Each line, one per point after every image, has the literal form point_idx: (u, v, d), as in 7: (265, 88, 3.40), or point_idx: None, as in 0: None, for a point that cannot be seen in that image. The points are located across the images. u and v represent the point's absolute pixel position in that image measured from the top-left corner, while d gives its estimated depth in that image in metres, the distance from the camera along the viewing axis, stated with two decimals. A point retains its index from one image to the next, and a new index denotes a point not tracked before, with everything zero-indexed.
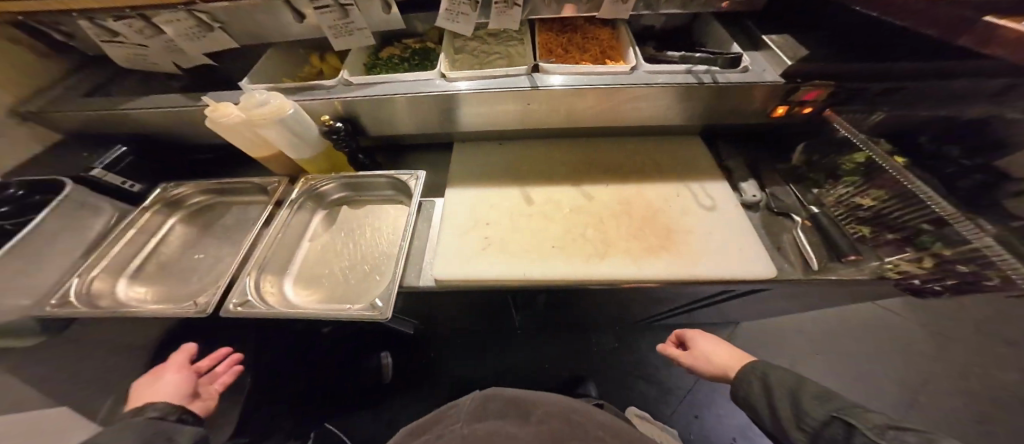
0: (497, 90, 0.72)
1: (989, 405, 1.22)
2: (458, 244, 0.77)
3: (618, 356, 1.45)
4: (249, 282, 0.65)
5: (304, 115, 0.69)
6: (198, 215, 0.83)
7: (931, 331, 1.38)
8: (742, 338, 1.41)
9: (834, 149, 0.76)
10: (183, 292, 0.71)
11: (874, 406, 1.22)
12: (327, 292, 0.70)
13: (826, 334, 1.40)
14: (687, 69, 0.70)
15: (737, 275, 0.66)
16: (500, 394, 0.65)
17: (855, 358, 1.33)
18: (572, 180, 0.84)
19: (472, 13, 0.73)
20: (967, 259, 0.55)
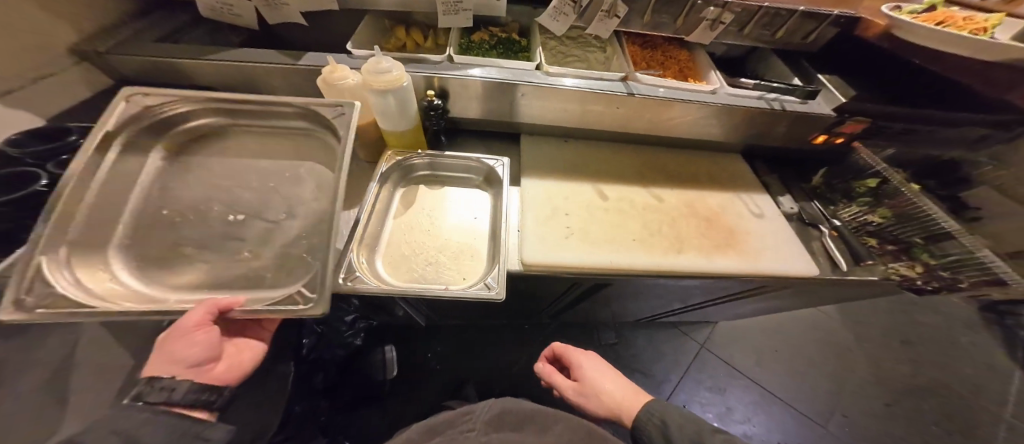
0: (599, 91, 0.79)
1: (921, 397, 1.46)
2: (543, 232, 0.80)
3: (622, 352, 1.52)
4: (350, 258, 0.64)
5: (410, 93, 0.67)
6: (205, 146, 0.64)
7: (865, 333, 1.61)
8: (720, 334, 1.58)
9: (852, 173, 0.92)
10: (229, 270, 0.52)
11: (820, 397, 1.43)
12: (421, 271, 0.69)
13: (785, 335, 1.58)
14: (760, 96, 0.83)
15: (794, 272, 0.77)
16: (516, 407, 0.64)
17: (806, 355, 1.54)
18: (640, 182, 0.92)
19: (573, 15, 0.78)
20: (952, 267, 0.76)
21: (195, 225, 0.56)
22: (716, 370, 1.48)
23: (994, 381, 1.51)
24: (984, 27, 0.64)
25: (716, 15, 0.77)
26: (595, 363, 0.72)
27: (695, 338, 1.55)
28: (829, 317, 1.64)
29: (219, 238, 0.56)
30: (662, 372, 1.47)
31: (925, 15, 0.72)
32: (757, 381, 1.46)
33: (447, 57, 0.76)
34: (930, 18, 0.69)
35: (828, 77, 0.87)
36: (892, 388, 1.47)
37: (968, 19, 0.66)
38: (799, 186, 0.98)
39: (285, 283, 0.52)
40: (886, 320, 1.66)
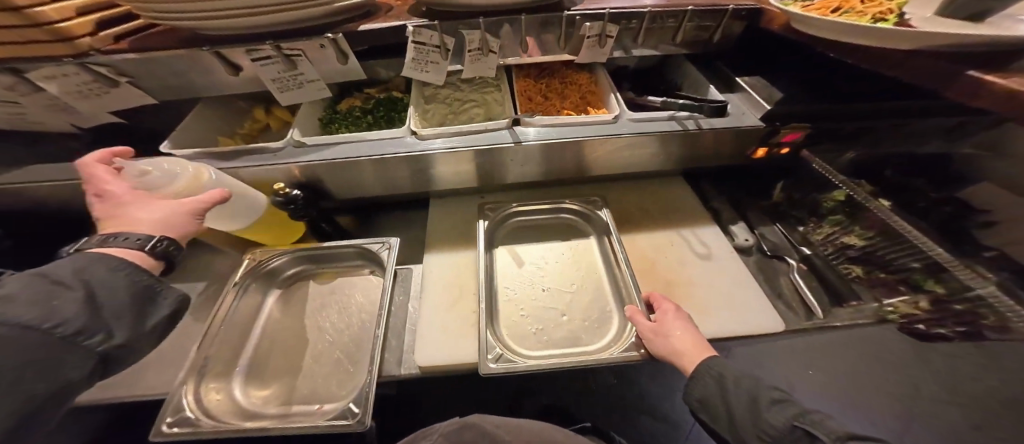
0: (478, 149, 0.67)
1: None
2: (442, 324, 0.65)
3: (616, 397, 1.26)
4: (185, 390, 0.52)
5: (232, 180, 0.58)
6: (447, 241, 0.78)
7: None
8: None
9: (815, 188, 0.75)
10: (609, 318, 0.63)
11: None
12: (291, 390, 0.58)
13: None
14: (670, 116, 0.70)
15: (750, 329, 0.61)
16: (479, 422, 0.56)
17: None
18: (563, 235, 0.78)
19: (442, 61, 0.68)
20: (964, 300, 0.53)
21: (589, 272, 0.71)
22: None
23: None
24: (889, 8, 0.49)
25: (599, 29, 0.67)
26: (682, 317, 0.55)
27: None
28: None
29: (589, 313, 0.64)
30: (672, 409, 1.22)
31: (818, 1, 0.59)
32: None
33: (290, 140, 0.66)
34: (822, 6, 0.56)
35: (749, 79, 0.74)
36: None
37: (868, 1, 0.53)
38: (753, 204, 0.82)
39: (597, 339, 0.60)
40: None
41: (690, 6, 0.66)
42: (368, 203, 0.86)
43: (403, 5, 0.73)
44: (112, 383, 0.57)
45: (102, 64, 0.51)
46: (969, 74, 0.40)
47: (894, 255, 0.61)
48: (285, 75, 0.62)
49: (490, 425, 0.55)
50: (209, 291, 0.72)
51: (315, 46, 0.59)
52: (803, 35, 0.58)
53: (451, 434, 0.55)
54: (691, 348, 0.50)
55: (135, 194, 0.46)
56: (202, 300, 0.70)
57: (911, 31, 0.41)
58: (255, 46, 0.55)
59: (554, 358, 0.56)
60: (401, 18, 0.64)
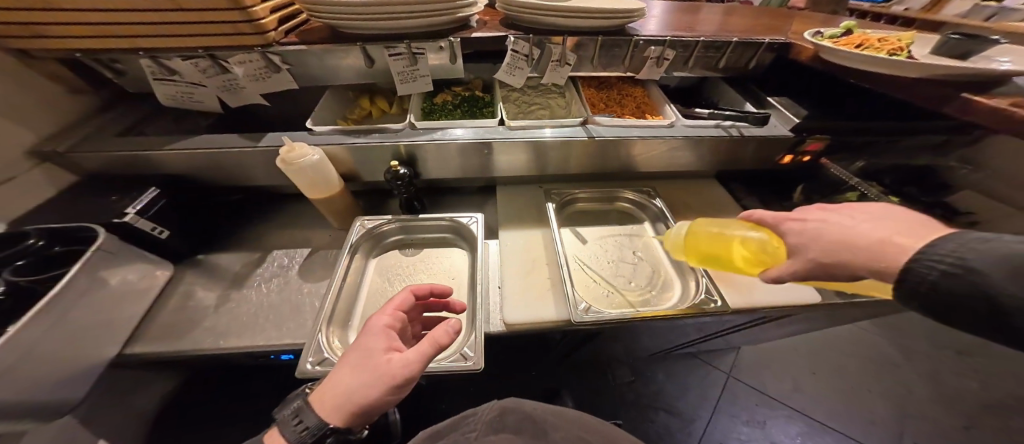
0: (559, 139, 0.80)
1: (1004, 422, 1.22)
2: (525, 287, 0.74)
3: (639, 391, 1.32)
4: (321, 337, 0.60)
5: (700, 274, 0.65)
6: (517, 221, 0.88)
7: (937, 353, 1.40)
8: (750, 358, 1.39)
9: (828, 190, 0.85)
10: (676, 287, 0.73)
11: (885, 425, 1.21)
12: None
13: (827, 353, 1.40)
14: (716, 124, 0.85)
15: (793, 301, 0.71)
16: (521, 405, 0.54)
17: (855, 379, 1.32)
18: (618, 220, 0.90)
19: (527, 68, 0.81)
20: None
21: (651, 250, 0.82)
22: (749, 403, 1.28)
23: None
24: (900, 46, 0.66)
25: (659, 53, 0.82)
26: (847, 216, 0.43)
27: (721, 368, 1.37)
28: (879, 335, 1.45)
29: (656, 280, 0.75)
30: (690, 405, 1.28)
31: (844, 38, 0.75)
32: (801, 411, 1.25)
33: (406, 124, 0.78)
34: (848, 42, 0.71)
35: (778, 100, 0.90)
36: (969, 415, 1.23)
37: (883, 41, 0.68)
38: (779, 205, 0.94)
39: (667, 297, 0.71)
40: (933, 330, 1.46)
41: (735, 37, 0.82)
42: (444, 187, 0.96)
43: (493, 18, 0.85)
44: (246, 333, 0.64)
45: (276, 53, 0.63)
46: (964, 96, 0.55)
47: None
48: (407, 69, 0.72)
49: (533, 409, 0.53)
50: (314, 257, 0.80)
51: (435, 48, 0.70)
52: (830, 65, 0.73)
53: (494, 422, 0.51)
54: (877, 241, 0.38)
55: (380, 330, 0.46)
56: (309, 264, 0.79)
57: (919, 63, 0.56)
58: (394, 43, 0.66)
59: (640, 314, 0.65)
60: (500, 29, 0.75)
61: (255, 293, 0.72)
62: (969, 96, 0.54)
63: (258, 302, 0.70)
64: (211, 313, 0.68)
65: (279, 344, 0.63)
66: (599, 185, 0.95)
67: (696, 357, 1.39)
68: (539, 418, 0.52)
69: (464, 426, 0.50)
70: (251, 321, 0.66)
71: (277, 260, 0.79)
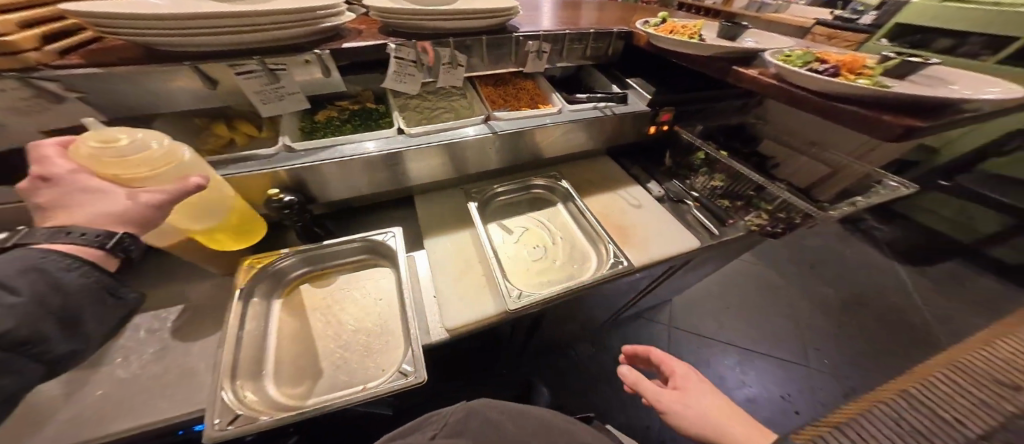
0: (458, 141, 0.79)
1: (834, 311, 1.83)
2: (457, 291, 0.72)
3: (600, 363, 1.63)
4: (227, 394, 0.50)
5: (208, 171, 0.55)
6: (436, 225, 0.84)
7: (785, 273, 2.01)
8: (680, 307, 1.87)
9: (684, 151, 1.05)
10: (593, 258, 0.82)
11: (774, 335, 1.74)
12: (325, 385, 0.57)
13: (732, 295, 1.92)
14: (594, 106, 0.96)
15: (677, 248, 0.86)
16: (485, 410, 0.57)
17: (751, 307, 1.86)
18: (535, 209, 0.97)
19: (418, 74, 0.75)
20: (782, 208, 0.85)
21: (566, 230, 0.91)
22: (690, 347, 1.71)
23: (868, 282, 1.94)
24: (695, 32, 0.81)
25: (537, 47, 0.87)
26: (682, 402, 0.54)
27: (662, 322, 1.81)
28: (751, 266, 2.04)
29: (577, 254, 0.84)
30: None
31: (662, 26, 0.92)
32: (729, 343, 1.71)
33: (281, 147, 0.67)
34: (664, 29, 0.88)
35: (635, 80, 1.04)
36: (816, 313, 1.83)
37: (684, 27, 0.85)
38: (658, 169, 1.12)
39: (587, 268, 0.81)
40: (787, 255, 2.09)
41: (591, 29, 0.93)
42: (354, 208, 0.85)
43: (369, 27, 0.75)
44: (120, 414, 0.50)
45: (52, 79, 0.47)
46: (733, 70, 0.71)
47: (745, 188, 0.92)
48: (268, 88, 0.60)
49: (495, 413, 0.57)
50: (199, 312, 0.66)
51: (299, 62, 0.60)
52: (657, 49, 0.89)
53: (456, 425, 0.53)
54: (716, 414, 0.51)
55: (77, 177, 0.43)
56: (192, 321, 0.64)
57: (703, 44, 0.71)
58: (241, 60, 0.54)
59: (565, 293, 0.71)
60: (378, 37, 0.68)
61: (110, 378, 0.55)
62: (739, 68, 0.71)
63: (116, 388, 0.54)
64: (46, 411, 0.50)
65: (175, 414, 0.51)
66: (513, 177, 0.99)
67: (642, 318, 1.83)
68: (498, 422, 0.55)
69: (426, 426, 0.53)
70: (119, 406, 0.52)
71: (144, 327, 0.62)
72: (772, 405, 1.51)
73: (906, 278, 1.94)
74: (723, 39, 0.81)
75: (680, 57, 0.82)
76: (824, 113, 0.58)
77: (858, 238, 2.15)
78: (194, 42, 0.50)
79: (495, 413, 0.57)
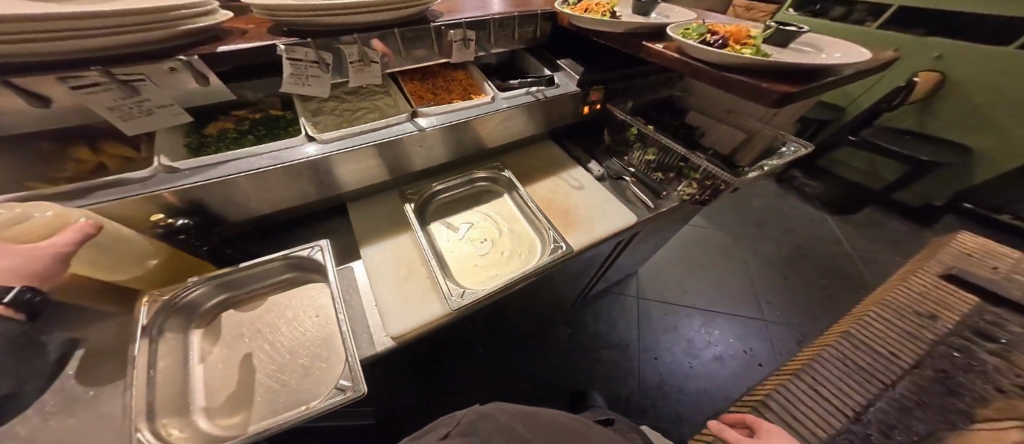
0: (377, 142, 0.74)
1: (775, 263, 2.03)
2: (399, 298, 0.69)
3: (576, 342, 1.70)
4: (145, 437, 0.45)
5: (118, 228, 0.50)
6: (372, 232, 0.80)
7: (732, 233, 2.17)
8: (645, 277, 1.98)
9: (618, 128, 1.07)
10: (534, 247, 0.83)
11: (728, 293, 1.91)
12: (263, 411, 0.54)
13: (688, 260, 2.06)
14: (526, 91, 0.95)
15: (618, 224, 0.89)
16: (498, 413, 0.59)
17: (706, 269, 2.01)
18: (475, 203, 0.94)
19: (324, 75, 0.69)
20: (706, 177, 0.89)
21: (509, 220, 0.90)
22: (657, 314, 1.83)
23: (802, 233, 2.15)
24: (608, 10, 0.82)
25: (461, 35, 0.82)
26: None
27: (629, 294, 1.91)
28: (703, 231, 2.19)
29: (522, 244, 0.84)
30: (618, 334, 1.75)
31: (579, 5, 0.92)
32: (691, 306, 1.86)
33: (159, 166, 0.57)
34: (581, 8, 0.88)
35: (565, 61, 1.03)
36: (761, 267, 2.02)
37: (599, 5, 0.86)
38: (598, 149, 1.14)
39: (530, 257, 0.81)
40: (732, 216, 2.26)
41: (513, 11, 0.91)
42: (279, 223, 0.79)
43: (258, 26, 0.67)
44: None
45: None
46: (644, 45, 0.73)
47: (674, 160, 0.95)
48: (127, 103, 0.51)
49: (508, 415, 0.59)
50: (97, 350, 0.58)
51: (162, 70, 0.51)
52: (578, 29, 0.89)
53: (468, 424, 0.55)
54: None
55: None
56: (91, 362, 0.56)
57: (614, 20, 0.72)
58: (80, 72, 0.44)
59: (506, 285, 0.70)
60: (265, 38, 0.61)
61: None
62: (648, 44, 0.73)
63: None
64: None
65: None
66: (451, 173, 0.96)
67: (611, 293, 1.91)
68: (513, 426, 0.57)
69: (438, 426, 0.56)
70: None
71: None
72: (734, 360, 1.67)
73: (832, 226, 2.16)
74: (637, 15, 0.83)
75: (597, 36, 0.83)
76: (719, 85, 0.62)
77: (793, 194, 2.35)
78: (7, 51, 0.41)
79: (512, 413, 0.60)
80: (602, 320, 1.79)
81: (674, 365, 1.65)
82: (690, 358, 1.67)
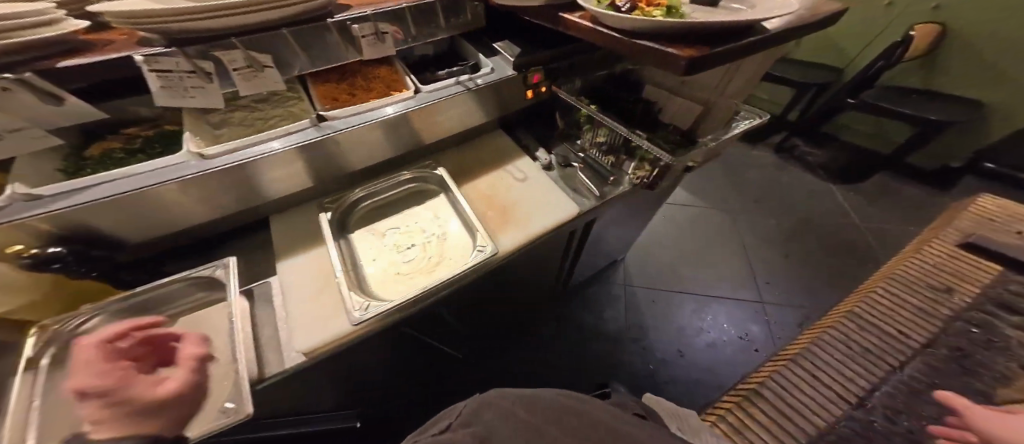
0: (280, 152, 0.68)
1: (775, 241, 1.90)
2: (313, 312, 0.67)
3: (561, 336, 1.65)
4: None
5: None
6: (298, 242, 0.79)
7: (728, 211, 2.04)
8: (634, 264, 1.90)
9: (567, 110, 1.00)
10: (459, 248, 0.75)
11: (723, 275, 1.80)
12: None
13: (680, 241, 1.95)
14: (455, 81, 0.87)
15: (559, 217, 0.85)
16: (500, 400, 0.47)
17: (699, 251, 1.91)
18: (417, 201, 0.84)
19: (209, 84, 0.62)
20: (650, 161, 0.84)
21: (439, 219, 0.81)
22: (647, 301, 1.75)
23: (805, 205, 2.00)
24: None
25: (371, 28, 0.75)
26: None
27: (617, 282, 1.83)
28: (695, 211, 2.06)
29: (449, 246, 0.76)
30: (605, 324, 1.69)
31: None
32: (683, 291, 1.77)
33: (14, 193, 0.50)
34: None
35: (502, 44, 0.94)
36: (759, 245, 1.89)
37: None
38: (551, 135, 1.07)
39: (456, 258, 0.74)
40: (728, 194, 2.12)
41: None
42: (202, 240, 0.78)
43: (131, 36, 0.64)
44: None
45: None
46: (562, 17, 0.65)
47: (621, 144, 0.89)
48: None
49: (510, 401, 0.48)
50: None
51: None
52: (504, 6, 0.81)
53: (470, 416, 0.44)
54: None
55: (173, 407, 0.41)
56: None
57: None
58: None
59: (420, 294, 0.64)
60: (132, 47, 0.59)
61: None
62: (565, 14, 0.65)
63: None
64: None
65: None
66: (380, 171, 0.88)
67: (597, 281, 1.83)
68: (522, 415, 0.45)
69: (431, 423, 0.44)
70: None
71: None
72: (728, 345, 1.59)
73: (836, 197, 2.01)
74: None
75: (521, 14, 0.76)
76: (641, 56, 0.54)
77: (795, 164, 2.19)
78: None
79: (518, 399, 0.49)
80: (586, 312, 1.73)
81: (664, 352, 1.59)
82: (681, 346, 1.60)
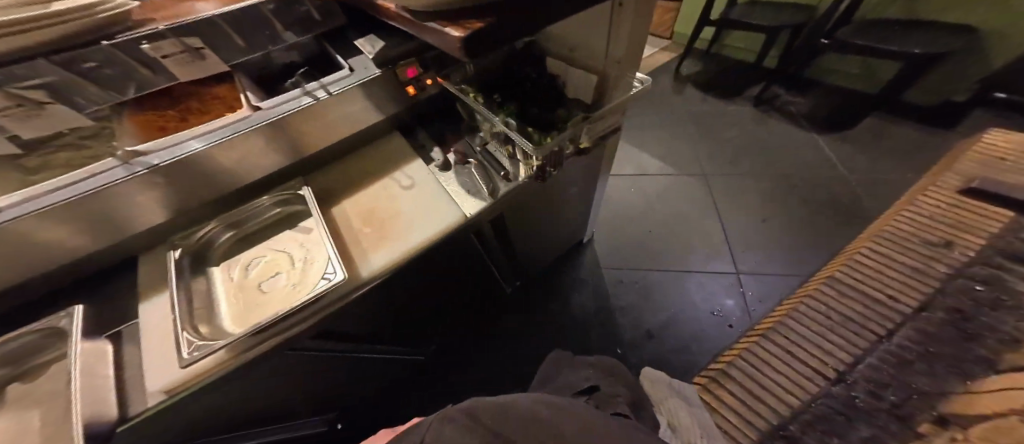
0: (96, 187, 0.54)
1: (756, 207, 1.72)
2: (164, 356, 0.56)
3: (526, 336, 1.54)
4: None
5: None
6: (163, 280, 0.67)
7: (703, 177, 1.86)
8: (603, 244, 1.76)
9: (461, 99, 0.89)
10: (315, 271, 0.70)
11: (699, 247, 1.66)
12: None
13: (651, 213, 1.81)
14: (301, 92, 0.71)
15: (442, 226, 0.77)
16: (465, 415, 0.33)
17: (672, 222, 1.76)
18: (284, 225, 0.80)
19: None
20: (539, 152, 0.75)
21: (305, 243, 0.76)
22: (617, 282, 1.64)
23: (786, 161, 1.83)
24: None
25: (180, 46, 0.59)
26: None
27: (585, 268, 1.70)
28: (667, 180, 1.89)
29: (308, 274, 0.71)
30: (573, 312, 1.58)
31: None
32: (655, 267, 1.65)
33: None
34: None
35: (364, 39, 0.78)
36: (738, 213, 1.72)
37: None
38: (451, 129, 0.95)
39: (310, 279, 0.69)
40: (702, 159, 1.93)
41: None
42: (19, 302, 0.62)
43: None
44: None
45: None
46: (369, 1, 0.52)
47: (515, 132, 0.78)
48: None
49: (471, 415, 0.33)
50: None
51: None
52: None
53: None
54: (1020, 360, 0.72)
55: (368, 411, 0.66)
56: None
57: None
58: None
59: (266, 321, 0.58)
60: None
61: None
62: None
63: None
64: None
65: None
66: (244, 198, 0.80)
67: (560, 269, 1.71)
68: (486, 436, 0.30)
69: None
70: None
71: None
72: (702, 321, 1.48)
73: (819, 149, 1.84)
74: None
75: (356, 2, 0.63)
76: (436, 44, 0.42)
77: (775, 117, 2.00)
78: None
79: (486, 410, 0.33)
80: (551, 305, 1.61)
81: (637, 336, 1.49)
82: (653, 328, 1.49)
